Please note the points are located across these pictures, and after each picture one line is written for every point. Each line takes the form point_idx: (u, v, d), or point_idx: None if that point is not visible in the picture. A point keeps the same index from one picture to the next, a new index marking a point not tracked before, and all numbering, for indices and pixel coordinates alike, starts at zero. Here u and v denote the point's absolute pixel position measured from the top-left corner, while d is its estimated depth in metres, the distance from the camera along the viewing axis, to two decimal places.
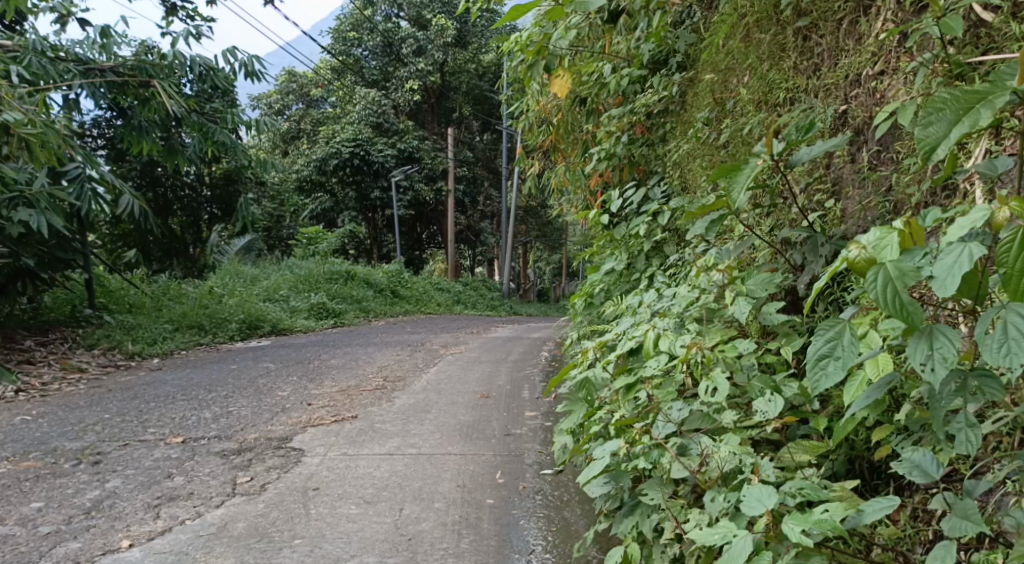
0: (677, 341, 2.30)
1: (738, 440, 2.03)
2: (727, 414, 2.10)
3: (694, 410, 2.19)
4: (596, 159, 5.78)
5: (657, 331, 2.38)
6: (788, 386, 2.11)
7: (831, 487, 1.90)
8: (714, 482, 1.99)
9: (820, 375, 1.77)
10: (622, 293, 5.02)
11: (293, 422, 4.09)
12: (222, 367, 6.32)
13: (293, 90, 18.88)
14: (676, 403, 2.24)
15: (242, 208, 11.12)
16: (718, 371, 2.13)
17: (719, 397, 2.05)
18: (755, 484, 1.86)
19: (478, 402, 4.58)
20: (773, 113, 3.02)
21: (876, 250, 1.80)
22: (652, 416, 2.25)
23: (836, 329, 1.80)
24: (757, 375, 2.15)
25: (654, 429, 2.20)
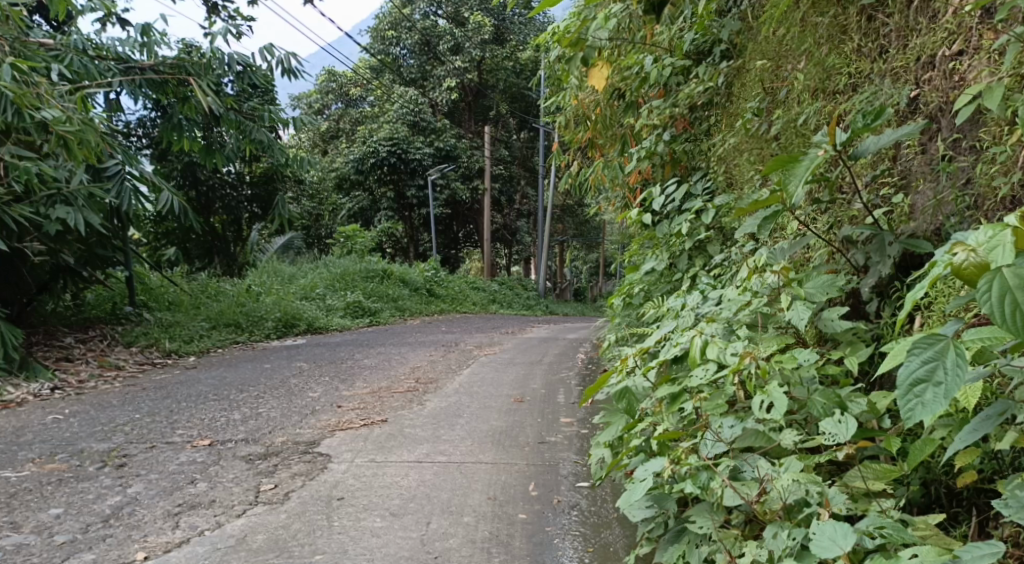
0: (728, 349, 2.12)
1: (801, 465, 1.85)
2: (787, 435, 1.92)
3: (748, 427, 2.00)
4: (635, 155, 5.57)
5: (704, 337, 2.19)
6: (852, 401, 1.92)
7: (911, 523, 1.72)
8: (776, 514, 1.82)
9: (918, 403, 1.62)
10: (662, 294, 4.82)
11: (322, 425, 3.97)
12: (256, 367, 6.24)
13: (333, 89, 18.75)
14: (725, 417, 2.06)
15: (279, 206, 11.11)
16: (774, 384, 1.93)
17: (777, 416, 1.85)
18: (825, 520, 1.69)
19: (511, 407, 4.42)
20: (831, 101, 2.91)
21: (986, 253, 1.65)
22: (700, 434, 2.07)
23: (936, 349, 1.65)
24: (819, 389, 1.96)
25: (702, 449, 2.02)
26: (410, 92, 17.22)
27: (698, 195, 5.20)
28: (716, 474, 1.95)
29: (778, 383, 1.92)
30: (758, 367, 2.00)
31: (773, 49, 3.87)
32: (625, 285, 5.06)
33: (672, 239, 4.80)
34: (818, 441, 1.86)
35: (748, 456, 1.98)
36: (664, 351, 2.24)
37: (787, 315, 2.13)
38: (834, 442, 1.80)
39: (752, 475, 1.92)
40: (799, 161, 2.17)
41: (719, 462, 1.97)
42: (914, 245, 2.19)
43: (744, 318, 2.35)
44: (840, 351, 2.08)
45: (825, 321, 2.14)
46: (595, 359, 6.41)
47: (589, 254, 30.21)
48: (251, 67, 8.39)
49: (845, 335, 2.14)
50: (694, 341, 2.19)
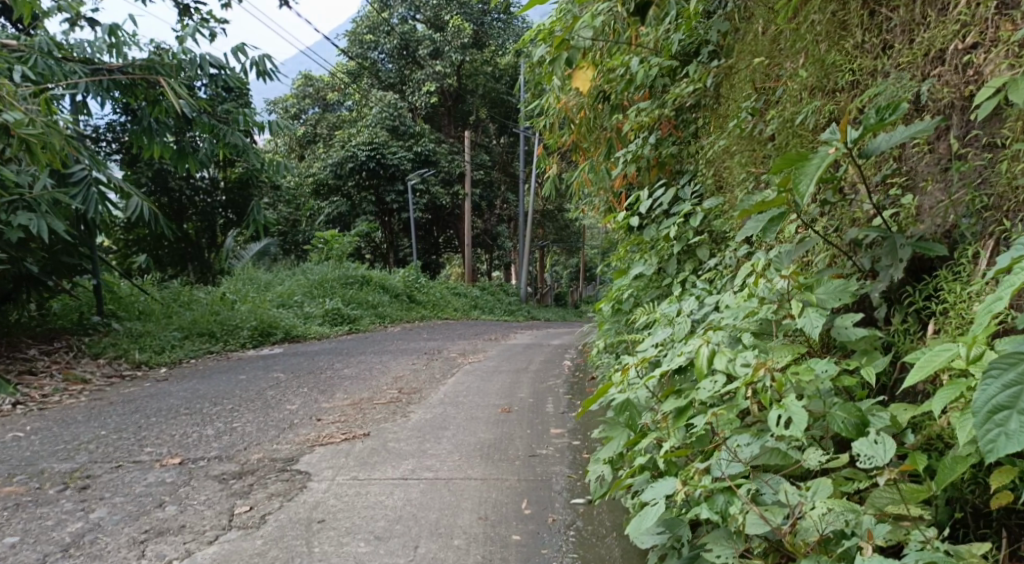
0: (738, 360, 1.98)
1: (831, 491, 1.73)
2: (811, 454, 1.79)
3: (767, 447, 1.87)
4: (621, 159, 5.43)
5: (711, 347, 2.06)
6: (875, 416, 1.80)
7: (958, 553, 1.62)
8: (808, 547, 1.69)
9: (998, 433, 1.57)
10: (651, 300, 4.67)
11: (301, 440, 3.80)
12: (231, 378, 6.04)
13: (310, 94, 18.52)
14: (740, 435, 1.93)
15: (256, 212, 10.88)
16: (791, 399, 1.81)
17: (797, 433, 1.74)
18: (872, 558, 1.57)
19: (498, 418, 4.26)
20: (829, 100, 2.78)
21: None
22: (714, 454, 1.94)
23: (1018, 373, 1.59)
24: (838, 402, 1.84)
25: (715, 470, 1.89)
26: (389, 96, 17.03)
27: (686, 198, 5.07)
28: (736, 497, 1.83)
29: (797, 398, 1.79)
30: (773, 380, 1.87)
31: (766, 47, 3.75)
32: (612, 291, 4.89)
33: (660, 243, 4.66)
34: (844, 462, 1.75)
35: (767, 477, 1.86)
36: (668, 363, 2.10)
37: (797, 322, 2.00)
38: (870, 464, 1.68)
39: (774, 499, 1.80)
40: (809, 161, 2.03)
41: (738, 483, 1.84)
42: (928, 247, 2.08)
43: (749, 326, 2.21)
44: (852, 361, 1.96)
45: (837, 327, 2.01)
46: (581, 366, 6.27)
47: (570, 259, 30.14)
48: (223, 67, 8.19)
49: (860, 343, 2.01)
50: (701, 351, 2.05)
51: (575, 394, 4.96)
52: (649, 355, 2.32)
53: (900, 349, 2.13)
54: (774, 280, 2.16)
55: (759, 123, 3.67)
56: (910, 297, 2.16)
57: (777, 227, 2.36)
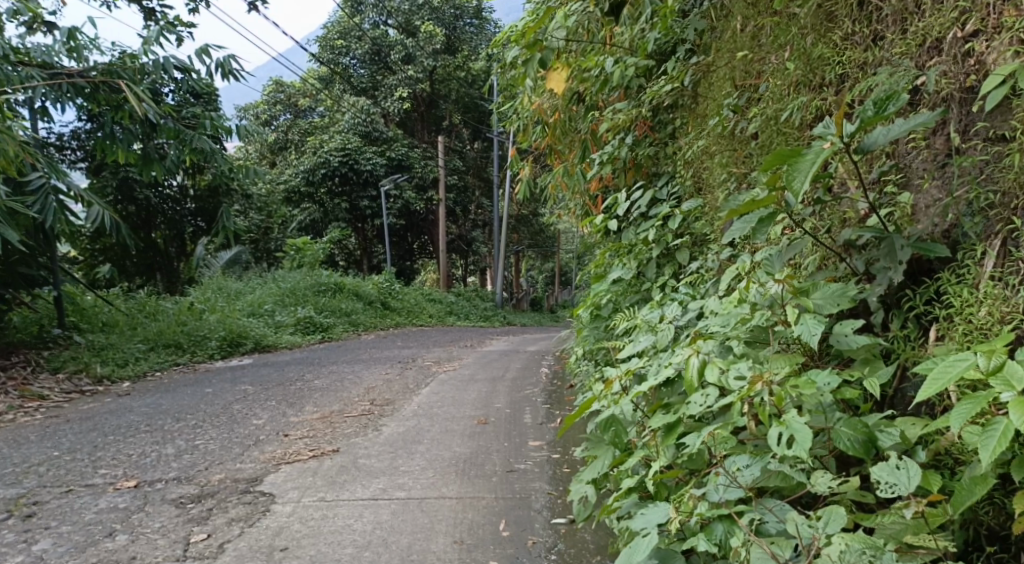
0: (732, 372, 1.85)
1: (843, 521, 1.61)
2: (818, 478, 1.67)
3: (768, 469, 1.74)
4: (597, 161, 5.31)
5: (702, 358, 1.92)
6: (883, 433, 1.69)
7: None
8: None
9: None
10: (631, 305, 4.54)
11: (266, 458, 3.61)
12: (196, 391, 5.81)
13: (281, 100, 18.20)
14: (738, 455, 1.80)
15: (225, 219, 10.62)
16: (793, 415, 1.68)
17: (801, 453, 1.61)
18: None
19: (475, 430, 4.10)
20: (817, 95, 2.66)
21: None
22: (710, 478, 1.81)
23: None
24: (844, 420, 1.72)
25: (711, 496, 1.76)
26: (361, 102, 16.80)
27: (665, 200, 4.95)
28: (737, 527, 1.71)
29: (799, 415, 1.67)
30: (773, 395, 1.73)
31: (745, 43, 3.64)
32: (590, 296, 4.75)
33: (639, 246, 4.53)
34: (855, 487, 1.64)
35: (769, 502, 1.74)
36: (656, 377, 1.96)
37: (794, 329, 1.86)
38: (893, 494, 1.58)
39: (779, 528, 1.68)
40: (801, 157, 1.90)
41: (739, 512, 1.73)
42: (929, 248, 1.95)
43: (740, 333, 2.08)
44: (855, 371, 1.83)
45: (836, 335, 1.88)
46: (560, 373, 6.12)
47: (545, 263, 30.02)
48: (188, 72, 7.96)
49: (861, 350, 1.88)
50: (691, 363, 1.91)
51: (554, 403, 4.81)
52: (633, 366, 2.18)
53: (901, 356, 2.00)
54: (768, 284, 2.02)
55: (742, 121, 3.54)
56: (910, 300, 2.03)
57: (767, 229, 2.23)
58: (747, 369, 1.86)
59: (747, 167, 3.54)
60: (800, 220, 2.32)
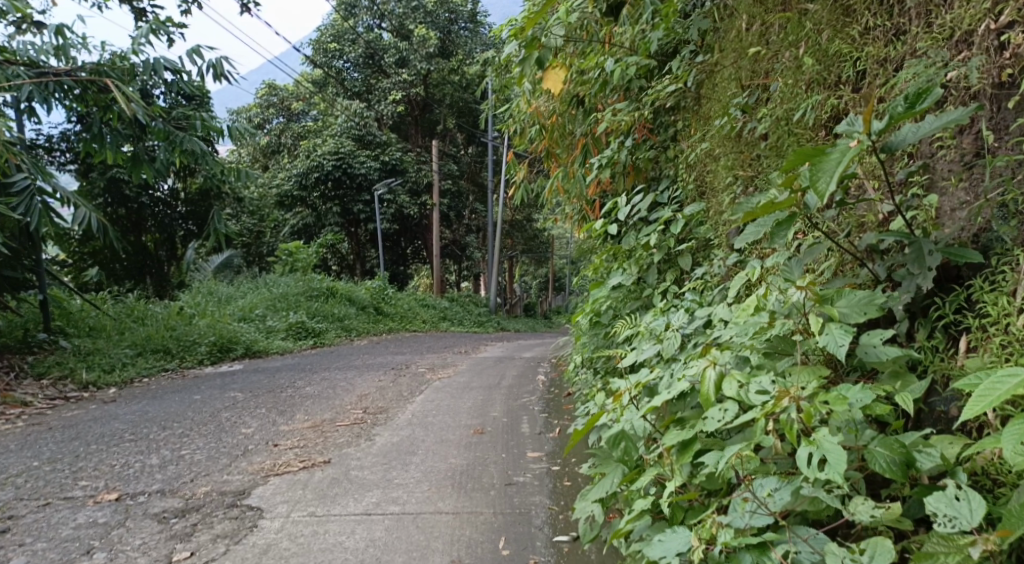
0: (754, 386, 1.74)
1: (889, 551, 1.51)
2: (857, 505, 1.58)
3: (798, 492, 1.64)
4: (596, 164, 5.20)
5: (719, 370, 1.82)
6: (921, 454, 1.62)
7: None
8: None
9: None
10: (632, 312, 4.41)
11: (255, 470, 3.47)
12: (184, 398, 5.66)
13: (274, 103, 17.99)
14: (766, 477, 1.69)
15: (216, 223, 10.47)
16: (824, 434, 1.59)
17: (837, 477, 1.51)
18: None
19: (471, 440, 3.97)
20: (833, 92, 2.55)
21: None
22: (735, 504, 1.71)
23: None
24: (879, 441, 1.64)
25: (734, 522, 1.66)
26: (355, 105, 16.65)
27: (666, 204, 4.85)
28: (766, 558, 1.60)
29: (831, 434, 1.57)
30: (801, 411, 1.63)
31: (751, 42, 3.54)
32: (589, 301, 4.63)
33: (639, 251, 4.42)
34: (896, 512, 1.56)
35: (801, 529, 1.63)
36: (669, 392, 1.85)
37: (819, 339, 1.75)
38: (954, 529, 1.52)
39: (814, 558, 1.57)
40: (826, 157, 1.78)
41: (769, 541, 1.63)
42: (959, 254, 1.84)
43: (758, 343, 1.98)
44: (885, 385, 1.73)
45: (864, 346, 1.78)
46: (556, 381, 5.99)
47: (539, 269, 29.87)
48: (178, 72, 7.83)
49: (889, 363, 1.78)
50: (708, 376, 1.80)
51: (553, 412, 4.68)
52: (644, 379, 2.07)
53: (928, 367, 1.90)
54: (789, 291, 1.92)
55: (751, 122, 3.45)
56: (942, 311, 1.91)
57: (785, 233, 2.11)
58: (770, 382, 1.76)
59: (754, 171, 3.44)
60: (818, 222, 2.21)
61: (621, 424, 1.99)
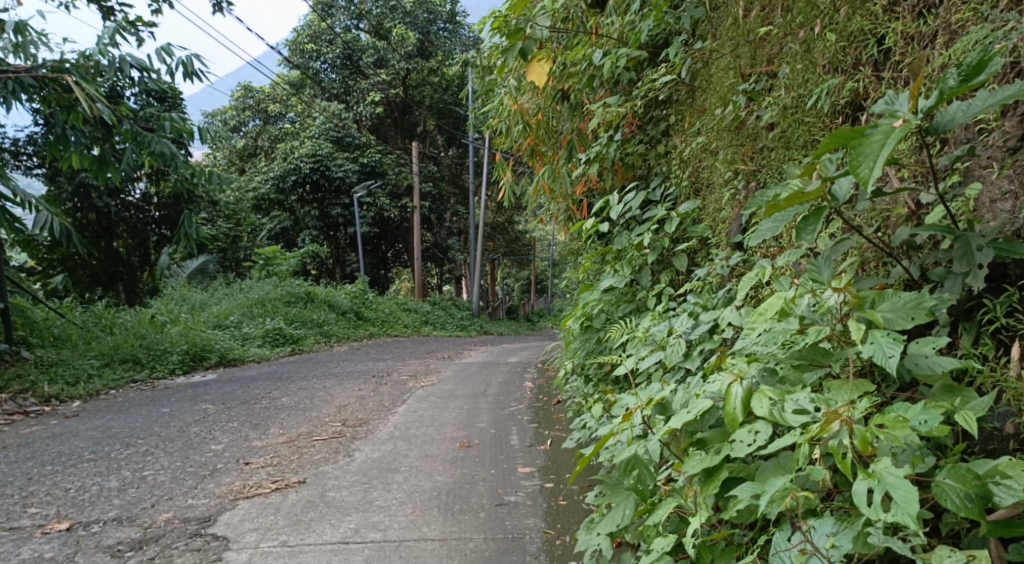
0: (788, 406, 1.63)
1: None
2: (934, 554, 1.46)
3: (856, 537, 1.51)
4: (584, 161, 4.99)
5: (746, 387, 1.71)
6: (999, 487, 1.51)
7: None
8: None
9: None
10: (625, 316, 4.18)
11: (223, 492, 3.21)
12: (151, 412, 5.36)
13: (251, 105, 17.62)
14: (821, 520, 1.57)
15: (188, 227, 10.13)
16: (887, 466, 1.48)
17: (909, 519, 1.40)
18: None
19: (458, 455, 3.72)
20: (851, 76, 2.37)
21: None
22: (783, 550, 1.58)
23: None
24: (952, 475, 1.53)
25: None
26: (332, 106, 16.34)
27: (659, 202, 4.66)
28: None
29: (893, 466, 1.47)
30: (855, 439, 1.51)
31: (753, 27, 3.34)
32: (580, 304, 4.41)
33: (630, 252, 4.19)
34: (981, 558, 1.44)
35: None
36: (689, 417, 1.71)
37: (862, 347, 1.59)
38: None
39: None
40: (864, 139, 1.55)
41: None
42: (1015, 252, 1.63)
43: (785, 352, 1.81)
44: (943, 402, 1.57)
45: (914, 356, 1.63)
46: (545, 388, 5.75)
47: (521, 270, 29.57)
48: (146, 71, 7.51)
49: (939, 376, 1.63)
50: (735, 401, 1.68)
51: (542, 423, 4.44)
52: (656, 397, 1.93)
53: (974, 378, 1.69)
54: (821, 294, 1.76)
55: (755, 112, 3.25)
56: (997, 318, 1.68)
57: (813, 229, 1.86)
58: (804, 404, 1.64)
59: (758, 164, 3.27)
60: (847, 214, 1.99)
61: (632, 448, 1.85)
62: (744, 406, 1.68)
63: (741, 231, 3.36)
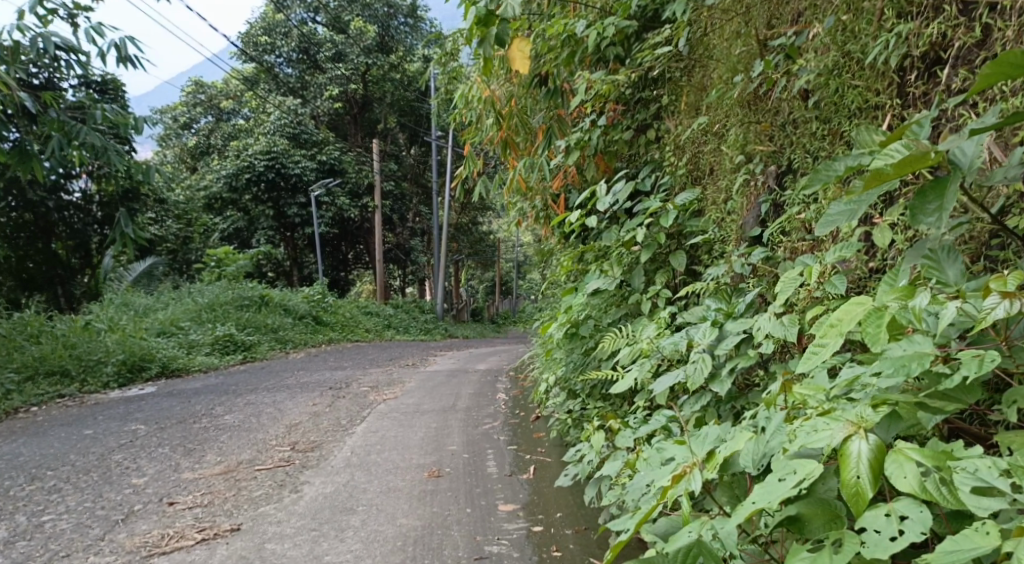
0: (966, 486, 1.47)
1: None
2: None
3: None
4: (562, 148, 4.45)
5: (866, 448, 1.53)
6: None
7: None
8: None
9: None
10: (617, 323, 3.66)
11: (135, 545, 2.66)
12: (71, 435, 4.73)
13: (203, 101, 16.77)
14: None
15: (125, 226, 9.36)
16: None
17: None
18: None
19: (426, 488, 3.19)
20: (924, 23, 1.96)
21: None
22: None
23: None
24: None
25: None
26: (288, 101, 15.60)
27: (650, 193, 4.16)
28: None
29: None
30: None
31: None
32: (563, 308, 3.89)
33: (619, 249, 3.67)
34: None
35: None
36: (789, 495, 1.54)
37: None
38: None
39: None
40: None
41: None
42: None
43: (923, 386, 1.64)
44: None
45: None
46: (521, 402, 5.20)
47: (485, 271, 28.95)
48: (72, 52, 6.81)
49: None
50: (864, 473, 1.50)
51: (523, 445, 3.92)
52: (724, 456, 1.73)
53: None
54: (976, 308, 1.58)
55: (782, 78, 2.77)
56: None
57: (946, 202, 1.58)
58: (976, 482, 1.48)
59: (780, 143, 2.82)
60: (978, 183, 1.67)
61: (694, 532, 1.66)
62: (875, 478, 1.51)
63: (760, 223, 2.88)
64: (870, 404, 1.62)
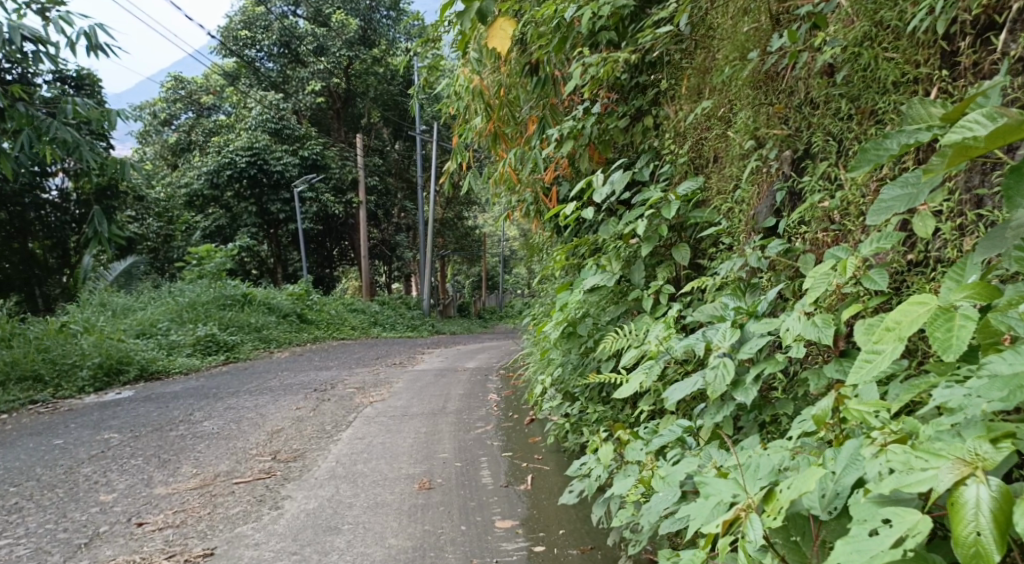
0: None
1: None
2: None
3: None
4: (553, 138, 4.19)
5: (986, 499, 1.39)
6: None
7: None
8: None
9: None
10: (616, 321, 3.43)
11: None
12: (40, 446, 4.48)
13: (182, 96, 16.35)
14: None
15: (99, 225, 8.98)
16: None
17: None
18: None
19: (417, 501, 2.97)
20: None
21: None
22: None
23: None
24: None
25: None
26: (269, 96, 15.29)
27: (649, 184, 3.92)
28: None
29: None
30: None
31: None
32: (558, 305, 3.64)
33: (617, 243, 3.44)
34: None
35: None
36: (888, 555, 1.42)
37: None
38: None
39: None
40: None
41: None
42: None
43: None
44: None
45: None
46: (515, 404, 4.96)
47: (471, 267, 28.67)
48: (40, 44, 6.52)
49: None
50: (986, 530, 1.37)
51: (519, 451, 3.69)
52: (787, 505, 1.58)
53: None
54: None
55: (807, 54, 2.53)
56: None
57: None
58: None
59: (796, 125, 2.61)
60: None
61: None
62: (998, 532, 1.37)
63: (774, 213, 2.66)
64: (989, 440, 1.46)
